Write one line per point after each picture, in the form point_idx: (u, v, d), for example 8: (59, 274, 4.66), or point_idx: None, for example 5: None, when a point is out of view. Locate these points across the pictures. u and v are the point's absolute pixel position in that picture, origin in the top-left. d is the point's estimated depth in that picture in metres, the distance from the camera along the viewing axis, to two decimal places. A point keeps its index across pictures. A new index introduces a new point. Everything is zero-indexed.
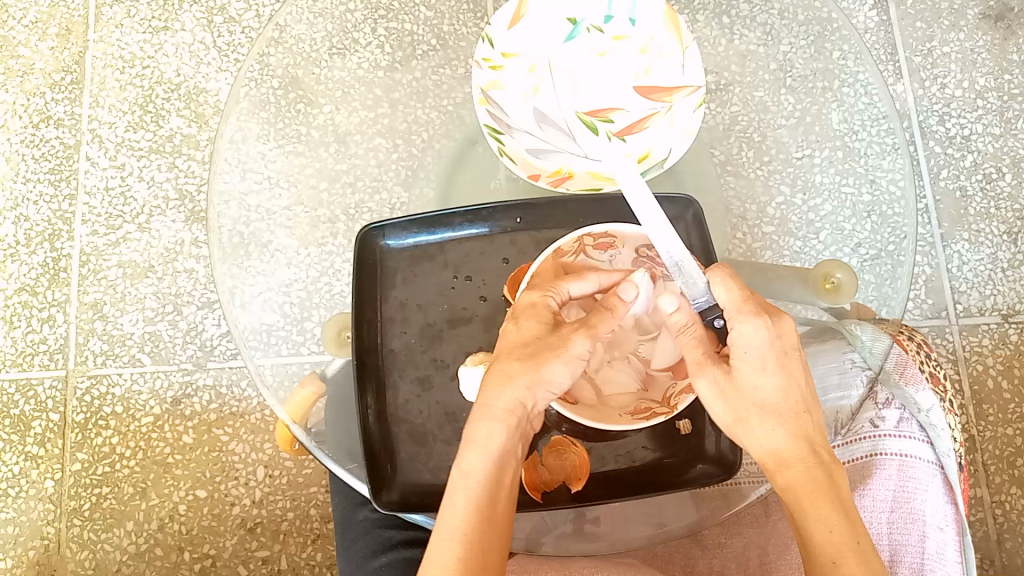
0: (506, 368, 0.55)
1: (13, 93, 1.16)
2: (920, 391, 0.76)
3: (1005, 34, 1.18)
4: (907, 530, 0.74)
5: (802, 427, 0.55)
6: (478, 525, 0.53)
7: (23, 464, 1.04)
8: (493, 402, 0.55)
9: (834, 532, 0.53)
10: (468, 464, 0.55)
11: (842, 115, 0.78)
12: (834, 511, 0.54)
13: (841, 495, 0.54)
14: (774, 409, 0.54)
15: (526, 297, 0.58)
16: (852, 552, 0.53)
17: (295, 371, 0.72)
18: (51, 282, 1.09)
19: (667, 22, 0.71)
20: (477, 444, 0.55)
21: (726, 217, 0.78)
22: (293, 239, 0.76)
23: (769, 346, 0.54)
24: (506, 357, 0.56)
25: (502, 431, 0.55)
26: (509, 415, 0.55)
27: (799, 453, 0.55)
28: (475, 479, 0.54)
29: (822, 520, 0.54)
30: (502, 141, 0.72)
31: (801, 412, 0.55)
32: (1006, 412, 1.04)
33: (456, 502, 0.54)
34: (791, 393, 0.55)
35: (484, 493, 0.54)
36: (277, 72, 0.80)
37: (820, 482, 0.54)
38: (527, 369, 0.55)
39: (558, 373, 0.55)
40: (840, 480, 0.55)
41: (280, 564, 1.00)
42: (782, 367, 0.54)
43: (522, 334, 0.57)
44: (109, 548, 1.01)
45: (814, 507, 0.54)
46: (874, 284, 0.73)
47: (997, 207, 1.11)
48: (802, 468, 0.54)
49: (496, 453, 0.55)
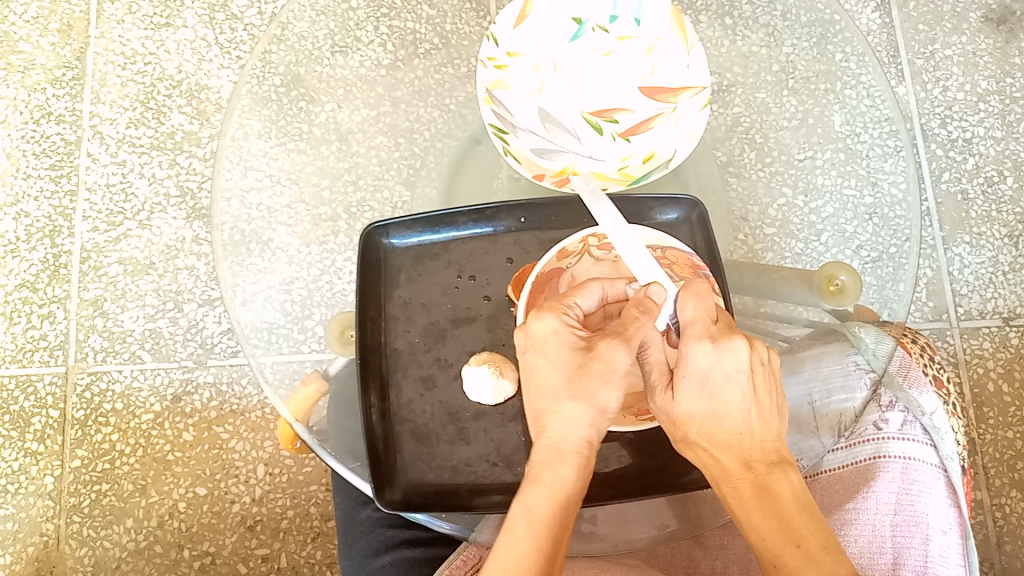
0: (561, 406, 0.55)
1: (14, 89, 1.16)
2: (924, 394, 0.78)
3: (1007, 37, 1.18)
4: (911, 534, 0.73)
5: (737, 449, 0.55)
6: (540, 560, 0.54)
7: (23, 460, 1.03)
8: (552, 436, 0.55)
9: (767, 539, 0.54)
10: (532, 502, 0.55)
11: (845, 117, 0.78)
12: (763, 520, 0.55)
13: (778, 505, 0.55)
14: (716, 432, 0.55)
15: (543, 325, 0.55)
16: (793, 556, 0.53)
17: (297, 368, 0.72)
18: (52, 278, 1.09)
19: (672, 23, 0.71)
20: (542, 485, 0.55)
21: (728, 217, 0.78)
22: (294, 237, 0.76)
23: (710, 372, 0.54)
24: (550, 393, 0.55)
25: (570, 469, 0.55)
26: (578, 455, 0.55)
27: (730, 469, 0.55)
28: (538, 517, 0.54)
29: (756, 530, 0.55)
30: (507, 141, 0.73)
31: (741, 434, 0.55)
32: (1006, 415, 1.04)
33: (517, 535, 0.54)
34: (727, 416, 0.55)
35: (550, 532, 0.54)
36: (280, 70, 0.80)
37: (748, 496, 0.55)
38: (579, 404, 0.54)
39: (610, 402, 0.55)
40: (775, 491, 0.55)
41: (280, 562, 1.00)
42: (717, 395, 0.54)
43: (557, 367, 0.55)
44: (109, 544, 1.00)
45: (743, 515, 0.55)
46: (875, 286, 0.73)
47: (998, 210, 1.12)
48: (732, 485, 0.55)
49: (560, 493, 0.55)
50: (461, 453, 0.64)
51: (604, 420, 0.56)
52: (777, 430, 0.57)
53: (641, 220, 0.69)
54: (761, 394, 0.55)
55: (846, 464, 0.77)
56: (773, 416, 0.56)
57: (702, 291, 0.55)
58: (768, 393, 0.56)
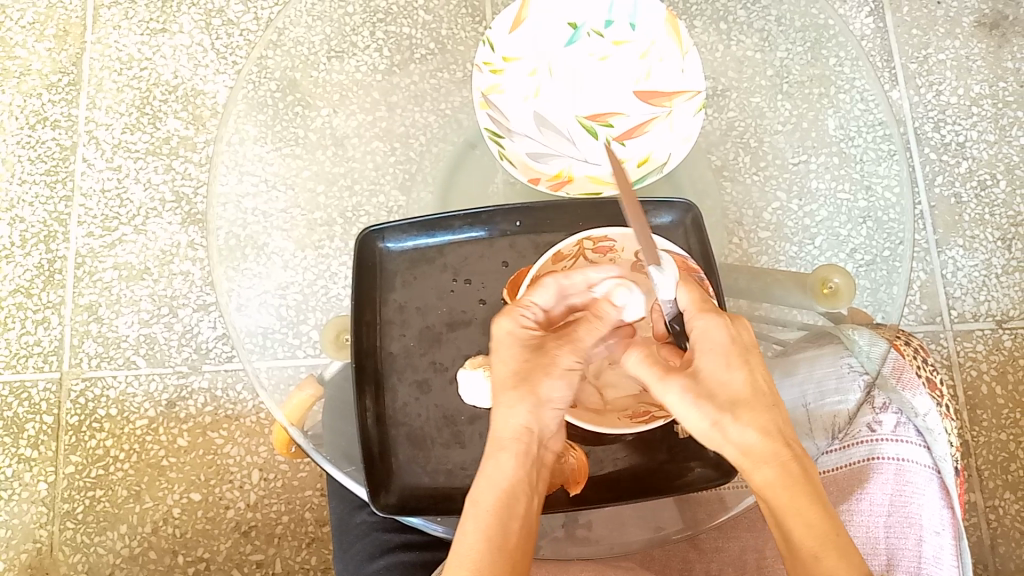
0: (502, 398, 0.56)
1: (9, 94, 1.16)
2: (917, 396, 0.77)
3: (999, 42, 1.19)
4: (904, 535, 0.74)
5: (774, 425, 0.54)
6: (490, 552, 0.53)
7: (16, 467, 1.03)
8: (502, 429, 0.56)
9: (812, 526, 0.53)
10: (478, 494, 0.55)
11: (838, 121, 0.79)
12: (810, 501, 0.53)
13: (818, 486, 0.54)
14: (752, 406, 0.53)
15: (500, 324, 0.58)
16: (833, 546, 0.52)
17: (291, 373, 0.72)
18: (46, 284, 1.09)
19: (667, 27, 0.72)
20: (487, 476, 0.55)
21: (723, 222, 0.78)
22: (289, 242, 0.76)
23: (730, 343, 0.55)
24: (499, 387, 0.56)
25: (511, 459, 0.55)
26: (518, 443, 0.55)
27: (777, 447, 0.53)
28: (485, 507, 0.54)
29: (803, 515, 0.53)
30: (502, 145, 0.72)
31: (775, 407, 0.54)
32: (1000, 418, 1.05)
33: (467, 531, 0.54)
34: (757, 389, 0.54)
35: (496, 522, 0.54)
36: (276, 75, 0.80)
37: (794, 475, 0.53)
38: (522, 395, 0.55)
39: (552, 394, 0.56)
40: (813, 472, 0.54)
41: (274, 567, 0.99)
42: (745, 363, 0.55)
43: (507, 363, 0.57)
44: (102, 551, 1.00)
45: (790, 499, 0.53)
46: (870, 290, 0.74)
47: (991, 214, 1.12)
48: (777, 464, 0.53)
49: (506, 483, 0.55)
50: (456, 457, 0.64)
51: (549, 412, 0.56)
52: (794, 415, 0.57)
53: None
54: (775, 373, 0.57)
55: (840, 466, 0.77)
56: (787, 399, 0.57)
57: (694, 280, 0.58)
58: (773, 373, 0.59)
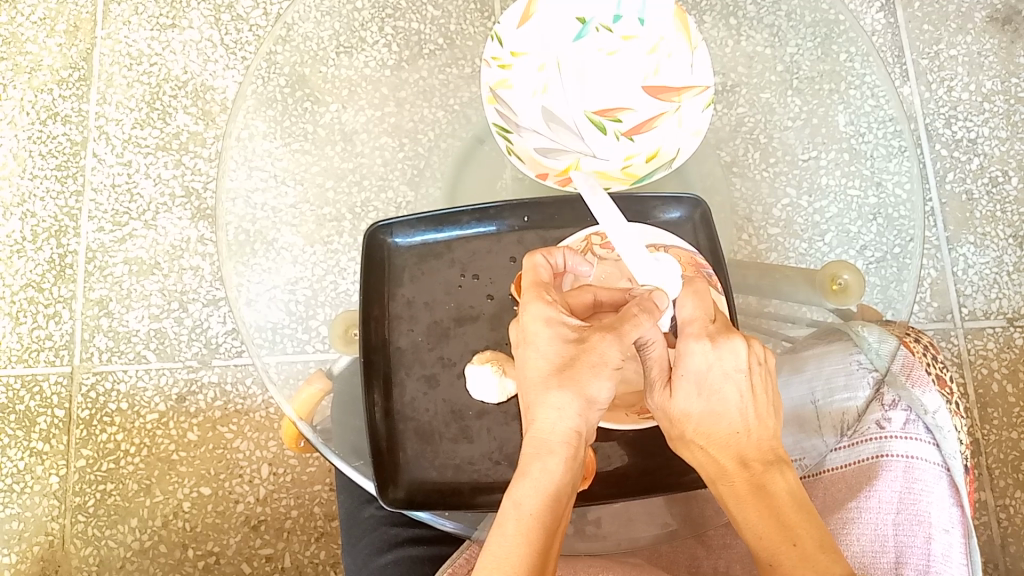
0: (549, 396, 0.53)
1: (21, 90, 1.17)
2: (926, 393, 0.78)
3: (1012, 37, 1.18)
4: (913, 532, 0.72)
5: (733, 446, 0.55)
6: (537, 557, 0.51)
7: (28, 460, 1.04)
8: (541, 431, 0.54)
9: (763, 537, 0.54)
10: (521, 497, 0.53)
11: (849, 117, 0.78)
12: (761, 519, 0.54)
13: (774, 503, 0.54)
14: (713, 429, 0.54)
15: (534, 313, 0.54)
16: (790, 555, 0.52)
17: (300, 368, 0.72)
18: (57, 278, 1.10)
19: (677, 23, 0.71)
20: (530, 479, 0.53)
21: (732, 217, 0.78)
22: (298, 238, 0.76)
23: (708, 370, 0.54)
24: (534, 388, 0.54)
25: (556, 460, 0.53)
26: (567, 447, 0.53)
27: (726, 467, 0.55)
28: (528, 511, 0.52)
29: (754, 528, 0.54)
30: (510, 139, 0.73)
31: (738, 432, 0.55)
32: (1011, 416, 1.04)
33: (507, 531, 0.52)
34: (721, 414, 0.55)
35: (541, 530, 0.52)
36: (285, 70, 0.80)
37: (744, 494, 0.55)
38: (567, 394, 0.52)
39: (600, 394, 0.53)
40: (770, 490, 0.54)
41: (284, 561, 1.00)
42: (709, 393, 0.54)
43: (547, 357, 0.53)
44: (113, 544, 1.01)
45: (740, 514, 0.55)
46: (880, 286, 0.73)
47: (1003, 211, 1.11)
48: (728, 482, 0.55)
49: (550, 487, 0.53)
50: (463, 452, 0.64)
51: (594, 411, 0.54)
52: (775, 429, 0.56)
53: (644, 218, 0.69)
54: (764, 394, 0.56)
55: (848, 464, 0.77)
56: (769, 415, 0.56)
57: (702, 291, 0.56)
58: (765, 391, 0.56)
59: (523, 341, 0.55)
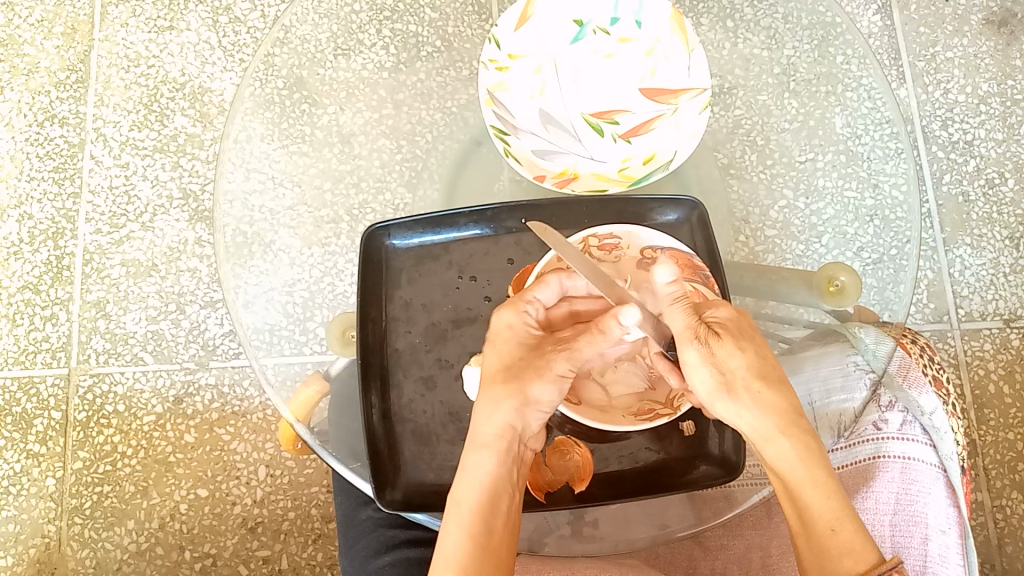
0: (489, 392, 0.56)
1: (18, 92, 1.17)
2: (923, 394, 0.76)
3: (1008, 40, 1.18)
4: (910, 533, 0.74)
5: (791, 397, 0.54)
6: (477, 549, 0.52)
7: (25, 462, 1.04)
8: (480, 430, 0.55)
9: (830, 499, 0.53)
10: (460, 493, 0.54)
11: (845, 119, 0.79)
12: (826, 474, 0.53)
13: (828, 458, 0.54)
14: (767, 373, 0.54)
15: (502, 319, 0.58)
16: (846, 517, 0.53)
17: (298, 370, 0.72)
18: (54, 280, 1.10)
19: (673, 25, 0.71)
20: (467, 473, 0.55)
21: (729, 219, 0.78)
22: (295, 239, 0.76)
23: (746, 319, 0.56)
24: (488, 383, 0.56)
25: (490, 456, 0.55)
26: (501, 440, 0.55)
27: (790, 419, 0.53)
28: (467, 506, 0.54)
29: (818, 487, 0.53)
30: (508, 142, 0.72)
31: (787, 380, 0.55)
32: (1007, 417, 1.04)
33: (451, 530, 0.53)
34: (771, 361, 0.55)
35: (480, 519, 0.53)
36: (283, 72, 0.81)
37: (808, 448, 0.54)
38: (511, 393, 0.55)
39: (543, 396, 0.56)
40: (823, 444, 0.55)
41: (280, 563, 1.00)
42: (757, 339, 0.55)
43: (500, 357, 0.57)
44: (110, 546, 1.01)
45: (809, 470, 0.53)
46: (876, 288, 0.74)
47: (999, 212, 1.12)
48: (792, 434, 0.53)
49: (487, 479, 0.55)
50: (461, 453, 0.64)
51: (535, 411, 0.56)
52: None
53: (641, 220, 0.69)
54: None
55: (846, 464, 0.76)
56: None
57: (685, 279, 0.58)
58: None
59: (488, 343, 0.58)
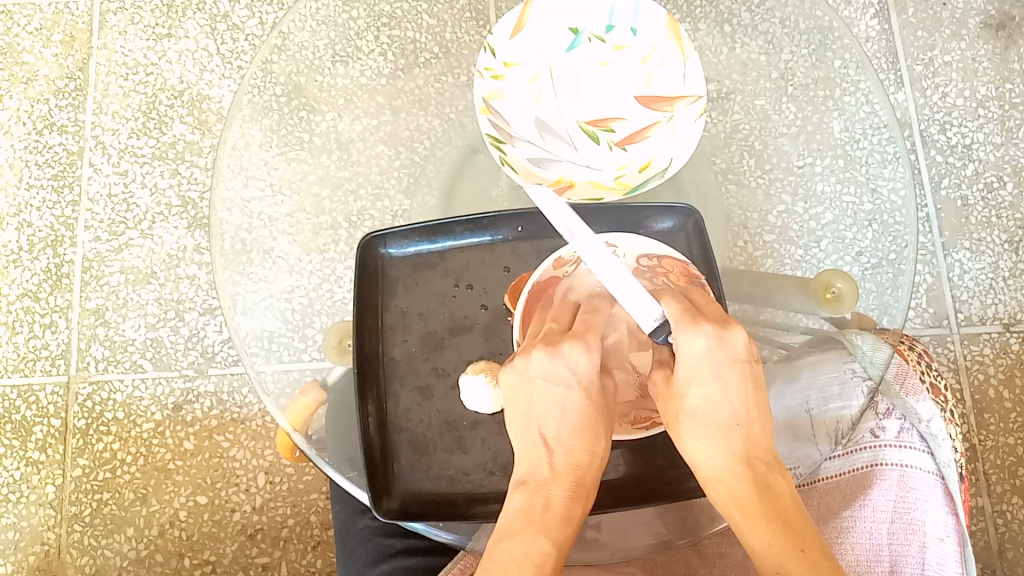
0: (573, 438, 0.56)
1: (17, 100, 1.17)
2: (920, 402, 0.77)
3: (1006, 44, 1.18)
4: (908, 542, 0.73)
5: (740, 446, 0.54)
6: None
7: (24, 470, 1.04)
8: (556, 471, 0.55)
9: (771, 545, 0.52)
10: (512, 537, 0.54)
11: (843, 124, 0.79)
12: (769, 525, 0.52)
13: (779, 505, 0.53)
14: (712, 416, 0.54)
15: (573, 356, 0.56)
16: (798, 563, 0.51)
17: (297, 377, 0.73)
18: (54, 288, 1.10)
19: (668, 32, 0.71)
20: (541, 514, 0.54)
21: (727, 226, 0.77)
22: (294, 246, 0.76)
23: (709, 355, 0.54)
24: (572, 433, 0.56)
25: (559, 494, 0.55)
26: (583, 484, 0.56)
27: (735, 468, 0.54)
28: (541, 547, 0.53)
29: (760, 535, 0.52)
30: (503, 150, 0.73)
31: (738, 424, 0.54)
32: (1007, 422, 1.04)
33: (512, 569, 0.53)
34: (723, 403, 0.54)
35: (551, 557, 0.53)
36: (280, 79, 0.80)
37: (750, 496, 0.53)
38: (593, 439, 0.56)
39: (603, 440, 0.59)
40: (775, 491, 0.53)
41: (280, 571, 1.00)
42: (718, 376, 0.54)
43: (569, 399, 0.56)
44: (109, 554, 1.01)
45: (743, 523, 0.53)
46: (875, 293, 0.73)
47: (998, 216, 1.11)
48: (734, 482, 0.54)
49: (555, 519, 0.54)
50: (457, 462, 0.64)
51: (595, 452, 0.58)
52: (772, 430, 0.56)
53: (638, 228, 0.69)
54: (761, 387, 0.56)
55: (842, 472, 0.77)
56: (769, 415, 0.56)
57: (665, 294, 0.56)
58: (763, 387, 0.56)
59: (548, 379, 0.56)
